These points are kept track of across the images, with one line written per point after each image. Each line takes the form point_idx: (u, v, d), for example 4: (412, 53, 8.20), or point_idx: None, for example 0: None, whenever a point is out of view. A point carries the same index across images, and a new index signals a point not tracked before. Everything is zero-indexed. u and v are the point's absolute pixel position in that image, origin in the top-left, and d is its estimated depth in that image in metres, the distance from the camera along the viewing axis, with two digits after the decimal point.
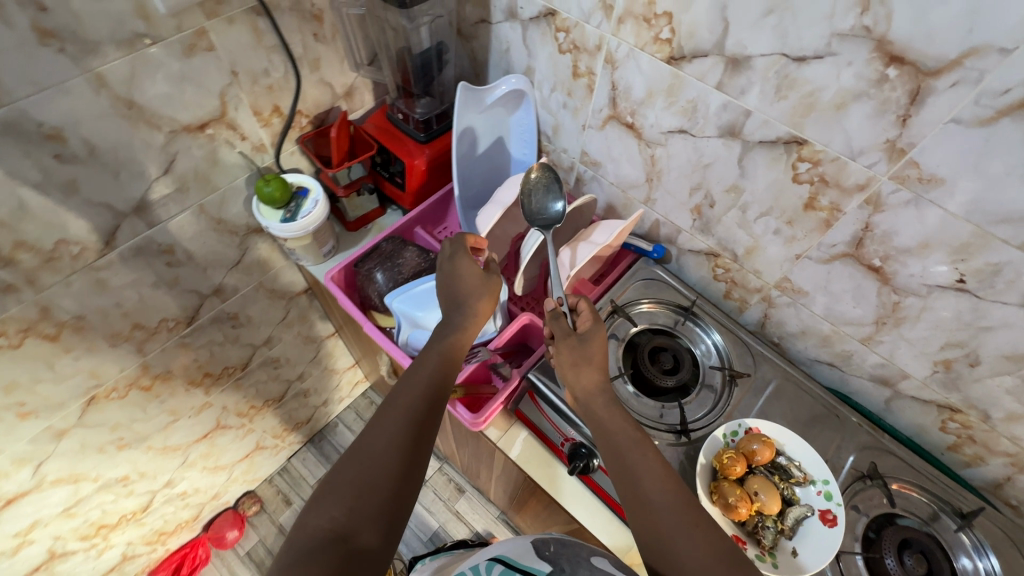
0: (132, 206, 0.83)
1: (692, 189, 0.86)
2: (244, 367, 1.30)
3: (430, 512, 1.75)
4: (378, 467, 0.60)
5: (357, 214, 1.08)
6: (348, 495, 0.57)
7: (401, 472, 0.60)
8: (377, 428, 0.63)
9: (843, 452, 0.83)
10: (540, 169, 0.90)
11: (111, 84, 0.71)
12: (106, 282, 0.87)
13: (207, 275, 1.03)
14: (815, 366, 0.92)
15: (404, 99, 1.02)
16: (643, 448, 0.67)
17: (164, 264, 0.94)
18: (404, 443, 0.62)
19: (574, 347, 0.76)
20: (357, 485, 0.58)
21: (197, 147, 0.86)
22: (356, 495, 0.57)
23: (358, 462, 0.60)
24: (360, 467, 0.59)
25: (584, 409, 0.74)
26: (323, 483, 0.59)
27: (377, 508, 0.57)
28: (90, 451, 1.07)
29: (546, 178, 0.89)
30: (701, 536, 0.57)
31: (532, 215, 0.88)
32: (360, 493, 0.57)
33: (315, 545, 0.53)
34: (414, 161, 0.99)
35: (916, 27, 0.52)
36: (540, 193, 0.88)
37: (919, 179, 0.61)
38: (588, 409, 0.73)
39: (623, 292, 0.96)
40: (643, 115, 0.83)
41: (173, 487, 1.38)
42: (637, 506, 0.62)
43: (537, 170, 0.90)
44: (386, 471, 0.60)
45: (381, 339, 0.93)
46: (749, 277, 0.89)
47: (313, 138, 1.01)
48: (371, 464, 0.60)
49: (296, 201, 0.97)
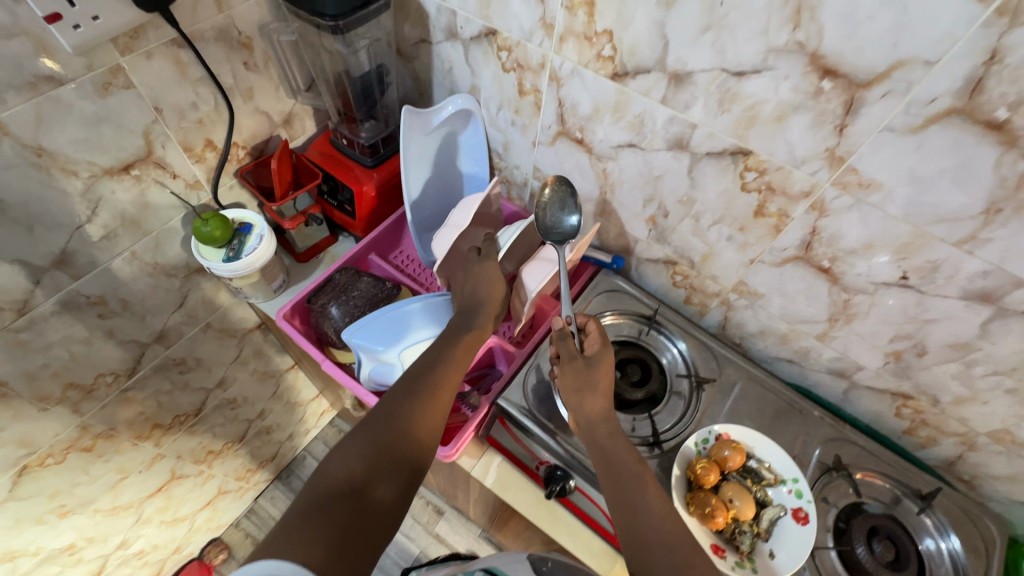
0: (52, 260, 0.76)
1: (645, 200, 0.86)
2: (198, 412, 1.22)
3: (410, 538, 1.71)
4: (398, 442, 0.64)
5: (307, 244, 1.04)
6: (371, 452, 0.62)
7: (417, 459, 0.64)
8: (398, 410, 0.68)
9: (809, 446, 0.85)
10: (554, 183, 0.85)
11: (14, 132, 0.65)
12: (29, 343, 0.79)
13: (147, 322, 0.96)
14: (776, 363, 0.94)
15: (347, 124, 0.99)
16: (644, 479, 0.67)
17: (96, 316, 0.86)
18: (425, 431, 0.67)
19: (579, 371, 0.76)
20: (379, 449, 0.62)
21: (123, 191, 0.80)
22: (375, 459, 0.61)
23: (379, 430, 0.64)
24: (383, 435, 0.64)
25: (586, 438, 0.73)
26: (345, 442, 0.63)
27: (393, 478, 0.61)
28: (28, 524, 0.97)
29: (561, 192, 0.84)
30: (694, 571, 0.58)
31: (546, 229, 0.84)
32: (378, 456, 0.62)
33: (336, 489, 0.57)
34: (363, 187, 0.96)
35: (846, 42, 0.53)
36: (554, 208, 0.84)
37: (859, 185, 0.63)
38: (591, 437, 0.72)
39: (586, 306, 0.96)
40: (592, 131, 0.83)
41: (128, 547, 1.29)
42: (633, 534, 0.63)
43: (550, 184, 0.85)
44: (409, 451, 0.64)
45: (344, 378, 0.90)
46: (707, 282, 0.91)
47: (252, 169, 0.96)
48: (392, 435, 0.64)
49: (239, 237, 0.91)
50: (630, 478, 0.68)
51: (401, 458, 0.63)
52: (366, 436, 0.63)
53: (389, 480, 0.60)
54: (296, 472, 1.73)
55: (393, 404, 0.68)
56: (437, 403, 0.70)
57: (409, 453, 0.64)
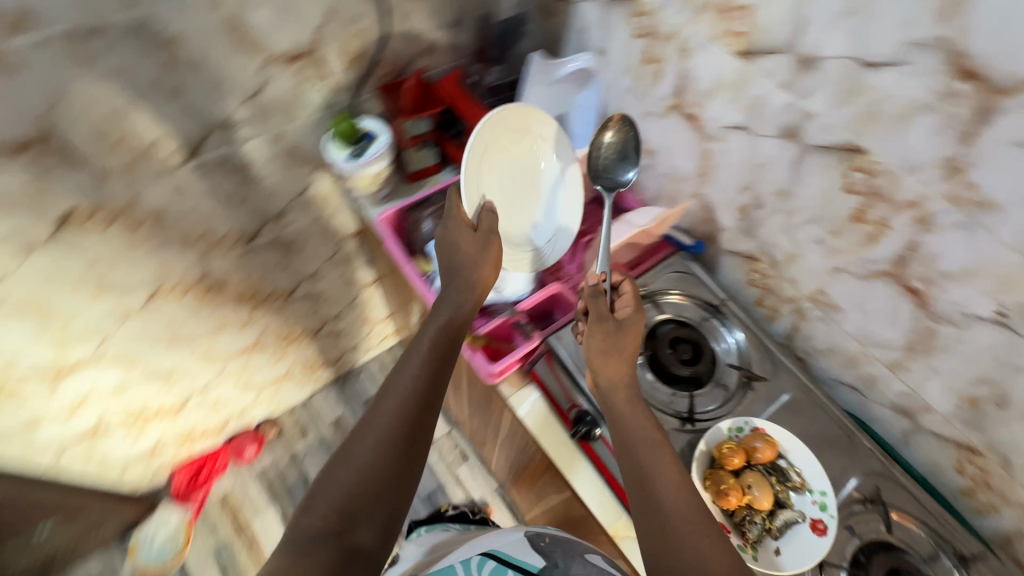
0: (220, 120, 0.91)
1: (741, 188, 0.87)
2: (289, 295, 1.39)
3: (433, 471, 1.82)
4: (365, 478, 0.63)
5: (416, 166, 1.10)
6: (336, 513, 0.60)
7: (386, 476, 0.64)
8: (361, 435, 0.67)
9: (848, 473, 0.83)
10: (618, 124, 0.87)
11: (224, 5, 0.79)
12: (187, 186, 0.96)
13: (273, 199, 1.11)
14: (837, 388, 0.91)
15: (479, 65, 1.11)
16: (659, 452, 0.67)
17: (238, 180, 1.02)
18: (389, 450, 0.65)
19: (607, 332, 0.77)
20: (346, 508, 0.60)
21: (286, 78, 0.94)
22: (347, 513, 0.60)
23: (345, 474, 0.63)
24: (349, 478, 0.63)
25: (603, 399, 0.75)
26: (312, 493, 0.62)
27: (365, 516, 0.61)
28: (146, 340, 1.18)
29: (623, 136, 0.86)
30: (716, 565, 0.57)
31: (598, 172, 0.87)
32: (350, 508, 0.60)
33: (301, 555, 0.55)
34: (478, 124, 1.04)
35: (994, 43, 0.52)
36: (614, 154, 0.86)
37: (974, 202, 0.60)
38: (607, 400, 0.74)
39: (654, 279, 0.98)
40: (706, 108, 0.84)
41: (207, 393, 1.50)
42: (651, 517, 0.63)
43: (614, 125, 0.87)
44: (375, 477, 0.63)
45: (417, 281, 1.01)
46: (784, 285, 0.89)
47: (389, 88, 1.08)
48: (358, 481, 0.62)
49: (364, 142, 1.03)
50: (643, 472, 0.66)
51: (374, 500, 0.62)
52: (333, 486, 0.62)
53: (366, 523, 0.60)
54: (351, 381, 1.90)
55: (358, 434, 0.67)
56: (399, 411, 0.69)
57: (376, 482, 0.63)
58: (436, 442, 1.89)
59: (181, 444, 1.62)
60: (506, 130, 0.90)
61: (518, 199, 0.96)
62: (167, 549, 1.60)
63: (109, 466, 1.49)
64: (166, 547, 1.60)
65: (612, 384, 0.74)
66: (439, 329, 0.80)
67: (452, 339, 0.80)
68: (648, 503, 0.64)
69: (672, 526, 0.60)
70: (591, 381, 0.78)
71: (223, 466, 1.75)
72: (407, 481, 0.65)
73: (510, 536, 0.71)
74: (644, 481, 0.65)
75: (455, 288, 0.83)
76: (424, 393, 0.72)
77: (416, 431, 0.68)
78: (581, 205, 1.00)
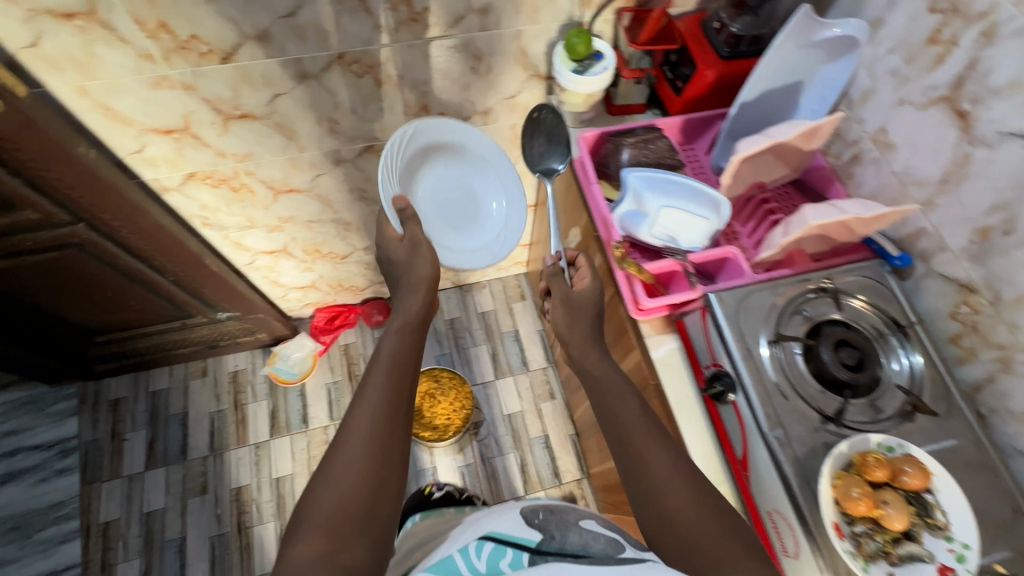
0: (481, 5, 0.99)
1: (992, 205, 0.78)
2: None
3: (520, 396, 1.94)
4: (353, 490, 0.68)
5: (623, 101, 1.16)
6: (326, 532, 0.64)
7: (371, 470, 0.70)
8: (347, 439, 0.72)
9: (996, 543, 0.74)
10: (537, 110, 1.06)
11: None
12: (430, 59, 1.07)
13: (486, 95, 1.20)
14: (1014, 458, 0.81)
15: (729, 10, 1.01)
16: (648, 443, 0.74)
17: (469, 67, 1.11)
18: (370, 455, 0.71)
19: (566, 304, 0.95)
20: (334, 525, 0.65)
21: None
22: (337, 524, 0.65)
23: (332, 492, 0.67)
24: (332, 503, 0.66)
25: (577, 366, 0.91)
26: (304, 516, 0.66)
27: (359, 518, 0.66)
28: (345, 188, 1.37)
29: (545, 121, 1.05)
30: (712, 529, 0.65)
31: (533, 162, 1.05)
32: (342, 521, 0.65)
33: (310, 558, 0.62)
34: (704, 71, 1.02)
35: None
36: (539, 138, 1.06)
37: None
38: (581, 366, 0.90)
39: (842, 276, 0.91)
40: (986, 107, 0.76)
41: (366, 254, 1.70)
42: (648, 489, 0.70)
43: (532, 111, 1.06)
44: (363, 471, 0.69)
45: (597, 204, 1.02)
46: (998, 328, 0.80)
47: (631, 15, 1.07)
48: (349, 493, 0.67)
49: (589, 61, 1.07)
50: (632, 453, 0.74)
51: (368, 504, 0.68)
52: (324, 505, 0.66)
53: (355, 539, 0.65)
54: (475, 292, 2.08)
55: (333, 453, 0.71)
56: (381, 406, 0.76)
57: (366, 475, 0.69)
58: (530, 372, 1.99)
59: (331, 290, 1.87)
60: (438, 135, 1.05)
61: (452, 188, 1.10)
62: (296, 367, 1.91)
63: (278, 287, 1.76)
64: (296, 366, 1.91)
65: (580, 348, 0.92)
66: (397, 337, 0.87)
67: (408, 342, 0.88)
68: (644, 497, 0.70)
69: (670, 503, 0.68)
70: (566, 353, 0.96)
71: (353, 321, 2.00)
72: (397, 467, 0.73)
73: (508, 517, 0.77)
74: (638, 468, 0.72)
75: (414, 293, 0.93)
76: (397, 381, 0.80)
77: (394, 415, 0.76)
78: (524, 215, 1.11)
